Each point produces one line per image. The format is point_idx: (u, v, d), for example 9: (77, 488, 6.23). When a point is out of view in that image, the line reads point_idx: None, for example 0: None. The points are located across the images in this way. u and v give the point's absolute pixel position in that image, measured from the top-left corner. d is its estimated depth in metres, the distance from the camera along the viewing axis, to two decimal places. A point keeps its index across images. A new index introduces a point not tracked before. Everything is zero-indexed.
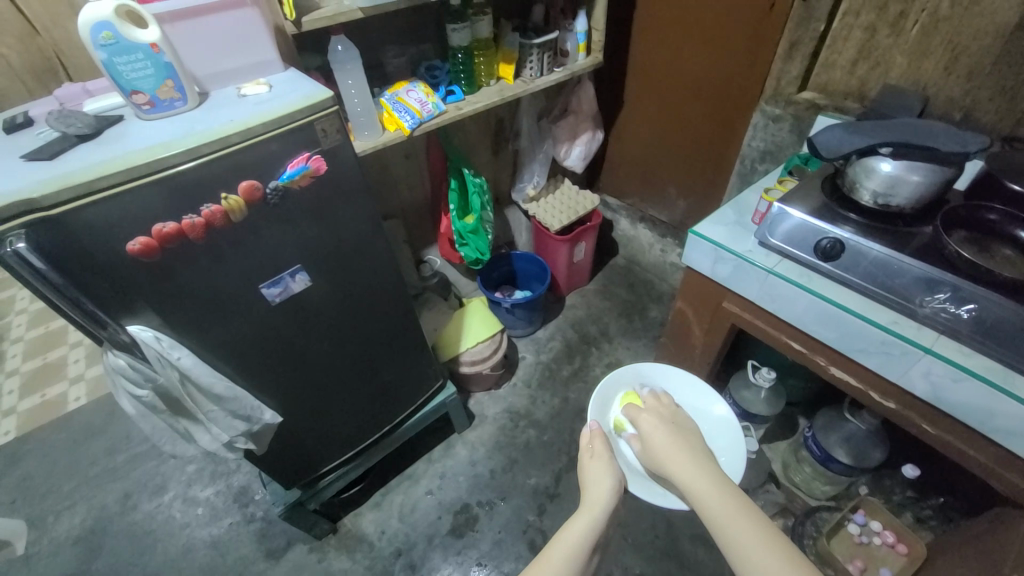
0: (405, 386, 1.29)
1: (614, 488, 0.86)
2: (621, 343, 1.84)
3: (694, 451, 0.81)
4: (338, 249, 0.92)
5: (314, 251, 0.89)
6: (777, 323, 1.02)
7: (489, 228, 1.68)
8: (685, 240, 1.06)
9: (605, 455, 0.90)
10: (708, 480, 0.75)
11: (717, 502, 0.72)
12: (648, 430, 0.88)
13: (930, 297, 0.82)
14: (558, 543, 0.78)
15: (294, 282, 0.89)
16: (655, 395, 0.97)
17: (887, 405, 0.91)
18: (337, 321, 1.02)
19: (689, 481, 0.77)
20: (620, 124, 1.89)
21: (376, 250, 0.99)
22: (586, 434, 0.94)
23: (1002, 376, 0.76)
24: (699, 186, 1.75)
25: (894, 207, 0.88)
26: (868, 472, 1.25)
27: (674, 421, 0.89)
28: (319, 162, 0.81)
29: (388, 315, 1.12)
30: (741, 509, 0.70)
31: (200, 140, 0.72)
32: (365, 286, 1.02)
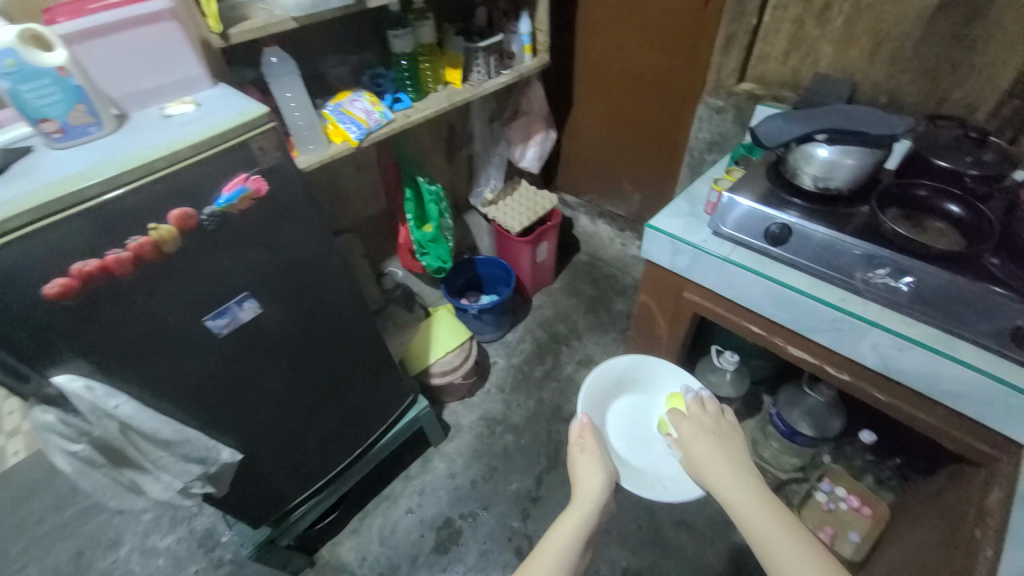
0: (373, 406, 1.25)
1: (604, 483, 0.85)
2: (590, 339, 1.86)
3: (740, 462, 0.80)
4: (289, 271, 0.88)
5: (262, 276, 0.84)
6: (736, 309, 1.05)
7: (449, 235, 1.66)
8: (643, 235, 1.08)
9: (596, 450, 0.90)
10: (751, 496, 0.75)
11: (761, 524, 0.71)
12: (689, 437, 0.86)
13: (872, 273, 0.87)
14: (550, 543, 0.78)
15: (242, 310, 0.84)
16: (699, 398, 0.93)
17: (842, 377, 0.95)
18: (296, 346, 0.97)
19: (730, 494, 0.76)
20: (571, 122, 1.90)
21: (332, 268, 0.95)
22: (575, 429, 0.93)
23: (944, 341, 0.81)
24: (652, 179, 1.79)
25: (834, 190, 0.92)
26: (829, 441, 1.31)
27: (715, 429, 0.87)
28: (259, 182, 0.77)
29: (350, 334, 1.07)
30: (787, 528, 0.70)
31: (121, 167, 0.67)
32: (324, 307, 0.98)
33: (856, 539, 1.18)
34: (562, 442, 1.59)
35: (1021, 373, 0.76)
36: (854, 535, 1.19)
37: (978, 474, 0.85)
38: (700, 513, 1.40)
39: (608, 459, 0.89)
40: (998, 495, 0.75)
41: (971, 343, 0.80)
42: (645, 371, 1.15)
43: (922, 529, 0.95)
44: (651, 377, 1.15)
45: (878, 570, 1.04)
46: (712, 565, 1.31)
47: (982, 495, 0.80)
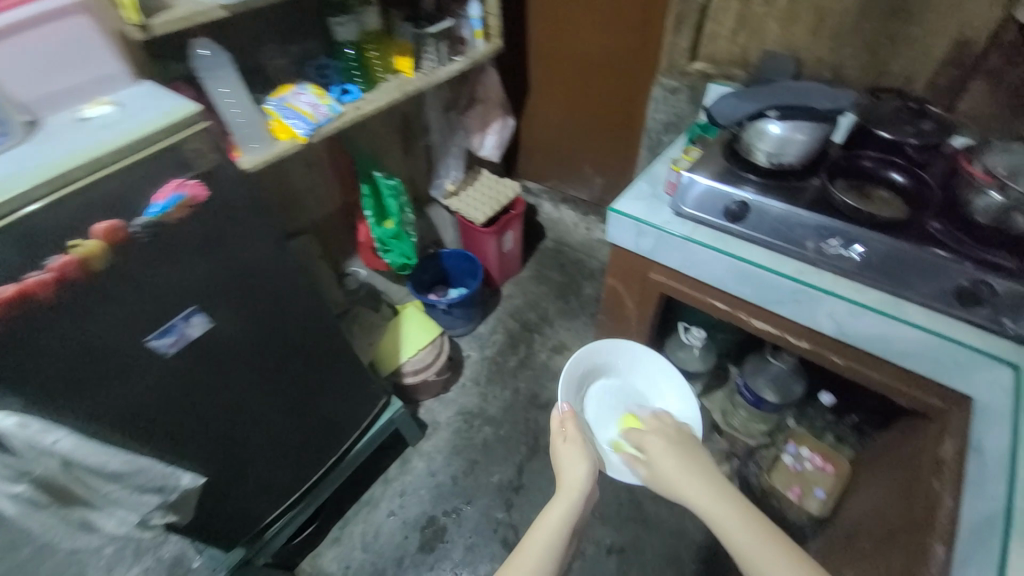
0: (343, 413, 1.21)
1: (588, 472, 0.85)
2: (561, 326, 1.86)
3: (707, 476, 0.81)
4: (240, 280, 0.83)
5: (209, 288, 0.79)
6: (701, 286, 1.07)
7: (412, 230, 1.61)
8: (607, 219, 1.08)
9: (578, 438, 0.89)
10: (729, 507, 0.76)
11: (745, 534, 0.73)
12: (656, 455, 0.87)
13: (826, 243, 0.90)
14: (533, 537, 0.78)
15: (191, 327, 0.78)
16: (656, 414, 0.96)
17: (802, 345, 0.99)
18: (254, 359, 0.92)
19: (708, 504, 0.77)
20: (529, 108, 1.88)
21: (286, 273, 0.89)
22: (557, 417, 0.92)
23: (893, 305, 0.85)
24: (613, 162, 1.80)
25: (787, 165, 0.95)
26: (792, 405, 1.38)
27: (678, 438, 0.89)
28: (197, 189, 0.71)
29: (312, 341, 1.03)
30: (768, 541, 0.71)
31: (36, 179, 0.61)
32: (282, 315, 0.93)
33: (821, 496, 1.24)
34: (540, 429, 1.60)
35: (962, 328, 0.81)
36: (820, 492, 1.25)
37: (930, 426, 0.90)
38: None
39: (591, 447, 0.89)
40: (952, 447, 0.81)
41: (918, 305, 0.84)
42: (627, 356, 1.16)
43: (882, 482, 1.01)
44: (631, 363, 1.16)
45: (846, 524, 1.10)
46: (691, 534, 1.36)
47: (936, 446, 0.86)
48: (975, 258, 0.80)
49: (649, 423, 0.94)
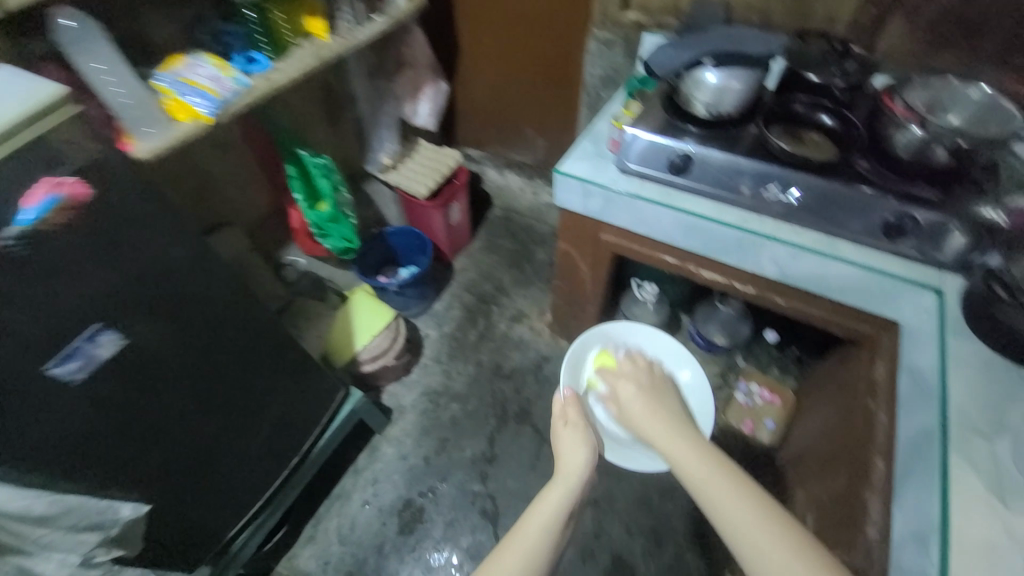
0: (299, 413, 1.15)
1: (589, 456, 0.87)
2: (518, 294, 1.84)
3: (669, 418, 0.86)
4: (155, 284, 0.73)
5: (119, 297, 0.70)
6: (651, 243, 1.08)
7: (349, 211, 1.50)
8: (553, 181, 1.05)
9: (579, 422, 0.92)
10: (692, 450, 0.77)
11: (703, 474, 0.73)
12: (626, 400, 0.93)
13: (766, 189, 0.92)
14: (529, 520, 0.78)
15: (100, 346, 0.69)
16: (630, 356, 1.02)
17: (748, 291, 1.03)
18: (189, 366, 0.84)
19: (672, 449, 0.79)
20: (461, 69, 1.78)
21: (212, 271, 0.81)
22: (559, 402, 0.95)
23: (827, 244, 0.89)
24: (553, 122, 1.76)
25: (724, 115, 0.95)
26: (740, 346, 1.46)
27: (650, 386, 0.95)
28: (77, 188, 0.61)
29: (252, 342, 0.95)
30: (731, 480, 0.70)
31: None
32: (214, 316, 0.85)
33: (772, 426, 1.34)
34: (507, 399, 1.61)
35: (889, 260, 0.87)
36: (770, 423, 1.34)
37: (862, 352, 0.98)
38: None
39: (592, 433, 0.91)
40: (883, 368, 0.88)
41: (850, 241, 0.89)
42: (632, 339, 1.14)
43: (823, 406, 1.09)
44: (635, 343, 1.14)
45: (794, 448, 1.19)
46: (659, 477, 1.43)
47: (868, 368, 0.93)
48: (899, 192, 0.85)
49: (625, 368, 1.00)
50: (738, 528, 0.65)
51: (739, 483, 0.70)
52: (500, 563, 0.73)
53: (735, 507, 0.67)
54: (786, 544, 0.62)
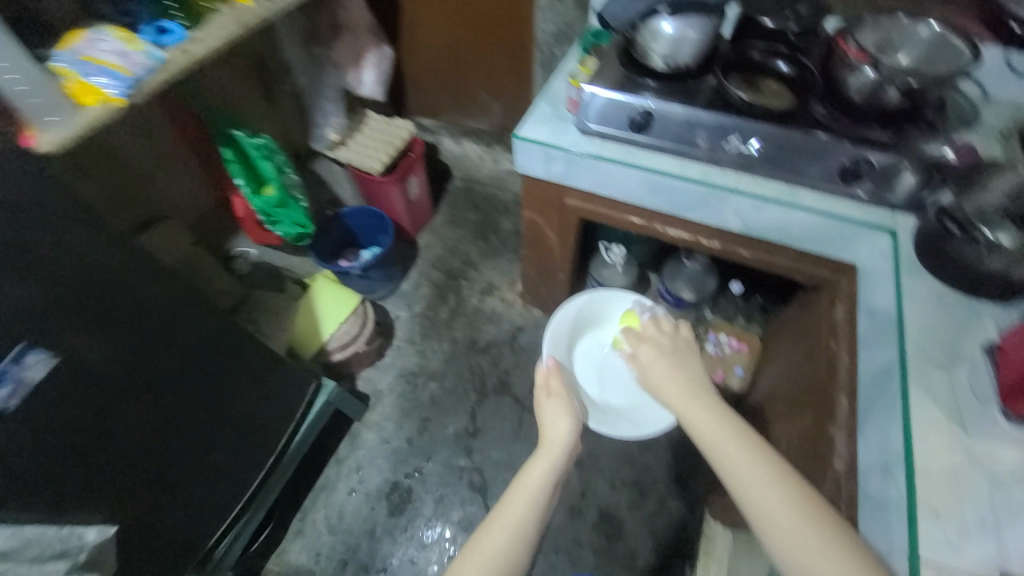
0: (265, 413, 1.10)
1: (571, 427, 0.86)
2: (487, 267, 1.81)
3: (695, 384, 0.81)
4: (92, 293, 0.67)
5: (52, 312, 0.63)
6: (616, 205, 1.06)
7: (299, 194, 1.41)
8: (513, 147, 1.02)
9: (561, 393, 0.91)
10: (706, 412, 0.75)
11: (716, 437, 0.70)
12: (646, 364, 0.87)
13: (726, 142, 0.91)
14: (516, 490, 0.78)
15: (29, 368, 0.62)
16: (655, 320, 0.94)
17: (714, 245, 1.04)
18: (143, 377, 0.79)
19: (686, 411, 0.77)
20: (405, 32, 1.66)
21: (156, 273, 0.75)
22: (542, 371, 0.95)
23: (788, 194, 0.90)
24: (507, 85, 1.68)
25: (683, 67, 0.92)
26: (708, 298, 1.49)
27: (673, 350, 0.88)
28: None
29: (201, 345, 0.89)
30: (747, 444, 0.68)
31: None
32: (163, 320, 0.79)
33: (742, 372, 1.39)
34: (486, 373, 1.60)
35: (846, 205, 0.88)
36: (740, 369, 1.39)
37: (823, 296, 1.02)
38: None
39: (575, 402, 0.91)
40: (843, 310, 0.91)
41: (809, 189, 0.90)
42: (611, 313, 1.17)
43: (788, 349, 1.14)
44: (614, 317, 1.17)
45: (762, 391, 1.25)
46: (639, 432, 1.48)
47: (829, 310, 0.97)
48: (854, 136, 0.85)
49: (648, 330, 0.92)
50: (770, 506, 0.62)
51: (775, 461, 0.66)
52: (490, 536, 0.73)
53: (772, 487, 0.63)
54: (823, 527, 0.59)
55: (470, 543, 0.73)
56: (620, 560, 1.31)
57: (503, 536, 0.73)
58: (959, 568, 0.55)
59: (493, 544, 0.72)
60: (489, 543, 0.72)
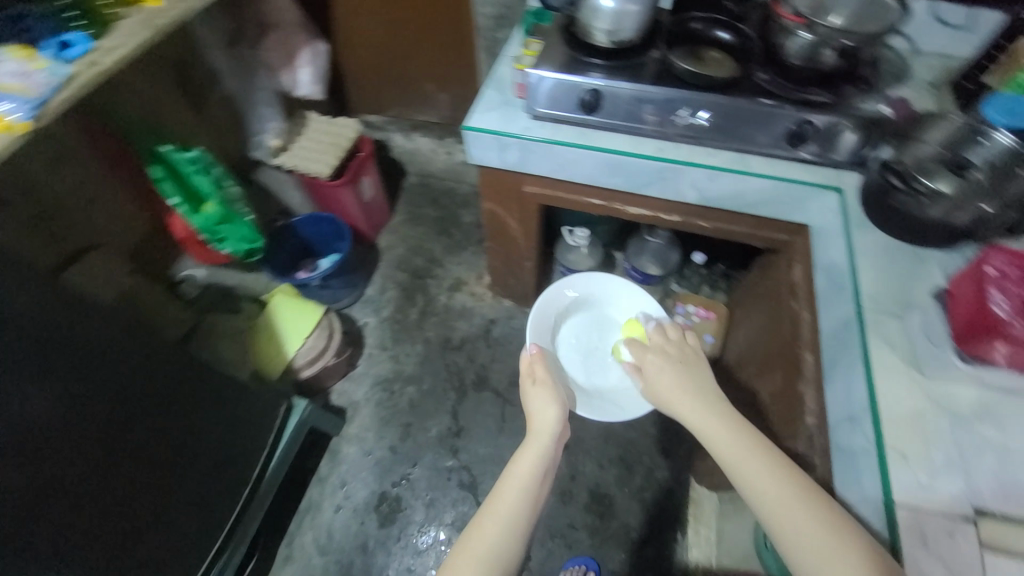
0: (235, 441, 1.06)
1: (559, 412, 0.86)
2: (452, 262, 1.77)
3: (702, 392, 0.78)
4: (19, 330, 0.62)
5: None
6: (574, 188, 1.06)
7: (241, 208, 1.33)
8: (464, 139, 0.99)
9: (547, 380, 0.90)
10: (722, 425, 0.72)
11: (741, 456, 0.68)
12: (649, 372, 0.84)
13: (676, 116, 0.91)
14: (508, 483, 0.77)
15: None
16: (660, 327, 0.91)
17: (674, 219, 1.05)
18: (93, 419, 0.74)
19: (700, 423, 0.74)
20: (339, 26, 1.58)
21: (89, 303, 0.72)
22: (527, 358, 0.93)
23: (740, 162, 0.92)
24: (452, 73, 1.63)
25: (627, 42, 0.91)
26: (674, 271, 1.51)
27: (682, 359, 0.85)
28: None
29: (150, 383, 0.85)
30: (771, 463, 0.66)
31: None
32: (107, 355, 0.76)
33: (712, 340, 1.41)
34: (463, 369, 1.58)
35: (795, 168, 0.90)
36: (709, 337, 1.41)
37: (780, 258, 1.05)
38: None
39: (560, 388, 0.90)
40: (800, 270, 0.94)
41: (759, 156, 0.92)
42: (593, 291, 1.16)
43: (753, 312, 1.18)
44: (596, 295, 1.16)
45: (733, 355, 1.29)
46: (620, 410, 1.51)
47: (787, 271, 1.00)
48: (797, 100, 0.87)
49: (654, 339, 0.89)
50: (787, 518, 0.61)
51: (791, 473, 0.65)
52: (480, 530, 0.72)
53: (789, 502, 0.62)
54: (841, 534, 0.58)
55: (460, 540, 0.72)
56: (615, 536, 1.33)
57: (493, 528, 0.72)
58: (932, 505, 0.58)
59: (483, 535, 0.71)
60: (478, 534, 0.71)
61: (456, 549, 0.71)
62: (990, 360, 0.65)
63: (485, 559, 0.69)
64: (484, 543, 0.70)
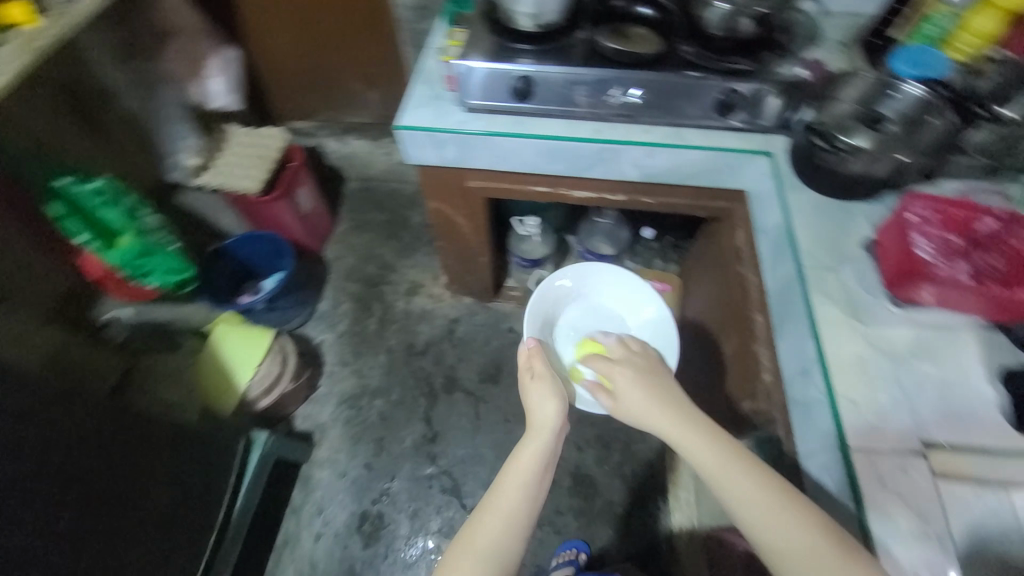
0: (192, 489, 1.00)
1: (561, 406, 0.81)
2: (406, 266, 1.72)
3: (677, 412, 0.72)
4: None
5: None
6: (519, 178, 1.04)
7: (164, 237, 1.26)
8: (398, 139, 0.95)
9: (546, 374, 0.85)
10: (706, 448, 0.67)
11: (732, 486, 0.62)
12: (621, 395, 0.78)
13: (609, 96, 0.90)
14: (506, 478, 0.74)
15: None
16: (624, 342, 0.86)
17: (620, 198, 1.05)
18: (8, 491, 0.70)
19: (683, 444, 0.69)
20: (249, 30, 1.48)
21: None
22: (525, 353, 0.89)
23: (676, 136, 0.93)
24: (379, 71, 1.56)
25: (551, 24, 0.89)
26: (627, 248, 1.53)
27: (649, 368, 0.80)
28: None
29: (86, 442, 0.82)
30: (763, 488, 0.61)
31: None
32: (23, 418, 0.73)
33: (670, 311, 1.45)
34: (431, 374, 1.55)
35: (728, 136, 0.92)
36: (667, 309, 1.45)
37: (724, 224, 1.08)
38: None
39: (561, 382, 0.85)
40: (743, 235, 0.98)
41: (694, 128, 0.93)
42: (584, 280, 1.12)
43: (705, 280, 1.21)
44: (585, 285, 1.12)
45: (692, 323, 1.33)
46: None
47: (731, 237, 1.03)
48: (722, 70, 0.88)
49: (619, 353, 0.84)
50: (781, 538, 0.57)
51: (784, 492, 0.60)
52: (478, 531, 0.70)
53: (789, 533, 0.57)
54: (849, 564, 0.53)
55: (456, 540, 0.70)
56: (601, 514, 1.36)
57: (496, 529, 0.70)
58: (884, 445, 0.61)
59: (485, 536, 0.69)
60: (480, 535, 0.69)
61: (453, 550, 0.70)
62: (919, 302, 0.70)
63: (486, 560, 0.67)
64: (488, 544, 0.68)
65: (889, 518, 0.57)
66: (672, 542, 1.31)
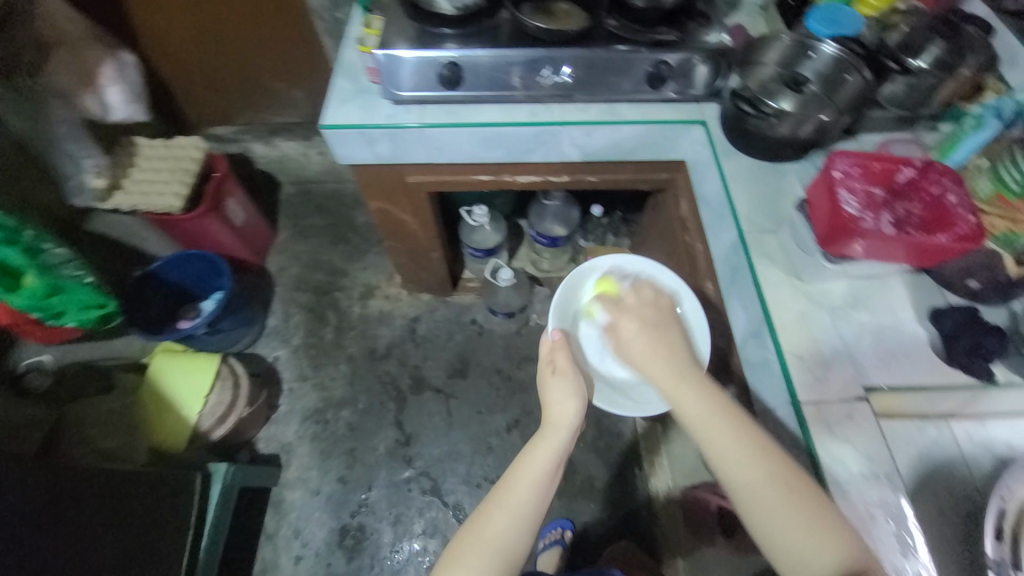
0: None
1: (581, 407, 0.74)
2: (357, 269, 1.65)
3: (678, 362, 0.68)
4: None
5: None
6: (459, 168, 1.00)
7: (73, 273, 1.17)
8: (325, 139, 0.90)
9: (569, 369, 0.77)
10: (720, 428, 0.62)
11: (747, 478, 0.58)
12: (623, 339, 0.72)
13: (541, 76, 0.88)
14: (517, 477, 0.69)
15: None
16: (636, 287, 0.78)
17: (564, 179, 1.04)
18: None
19: (698, 423, 0.63)
20: (144, 31, 1.34)
21: None
22: (548, 344, 0.80)
23: (611, 112, 0.92)
24: (300, 65, 1.46)
25: (472, 6, 0.86)
26: (579, 227, 1.53)
27: (659, 318, 0.73)
28: None
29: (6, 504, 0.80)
30: (776, 482, 0.57)
31: None
32: None
33: None
34: (397, 377, 1.51)
35: (662, 108, 0.93)
36: None
37: (668, 195, 1.09)
38: (532, 343, 1.57)
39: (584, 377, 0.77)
40: (687, 204, 0.99)
41: (628, 102, 0.93)
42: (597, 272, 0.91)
43: (656, 251, 1.23)
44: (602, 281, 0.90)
45: None
46: None
47: (676, 207, 1.05)
48: (650, 41, 0.88)
49: (631, 299, 0.76)
50: (788, 535, 0.55)
51: (798, 485, 0.57)
52: (482, 526, 0.66)
53: (802, 537, 0.55)
54: (829, 527, 0.54)
55: (456, 535, 0.67)
56: (582, 490, 1.39)
57: (500, 525, 0.66)
58: (832, 395, 0.65)
59: (492, 537, 0.65)
60: (490, 535, 0.65)
61: (456, 544, 0.66)
62: (850, 256, 0.69)
63: (491, 557, 0.64)
64: (494, 544, 0.65)
65: (840, 463, 0.61)
66: (650, 504, 1.37)
